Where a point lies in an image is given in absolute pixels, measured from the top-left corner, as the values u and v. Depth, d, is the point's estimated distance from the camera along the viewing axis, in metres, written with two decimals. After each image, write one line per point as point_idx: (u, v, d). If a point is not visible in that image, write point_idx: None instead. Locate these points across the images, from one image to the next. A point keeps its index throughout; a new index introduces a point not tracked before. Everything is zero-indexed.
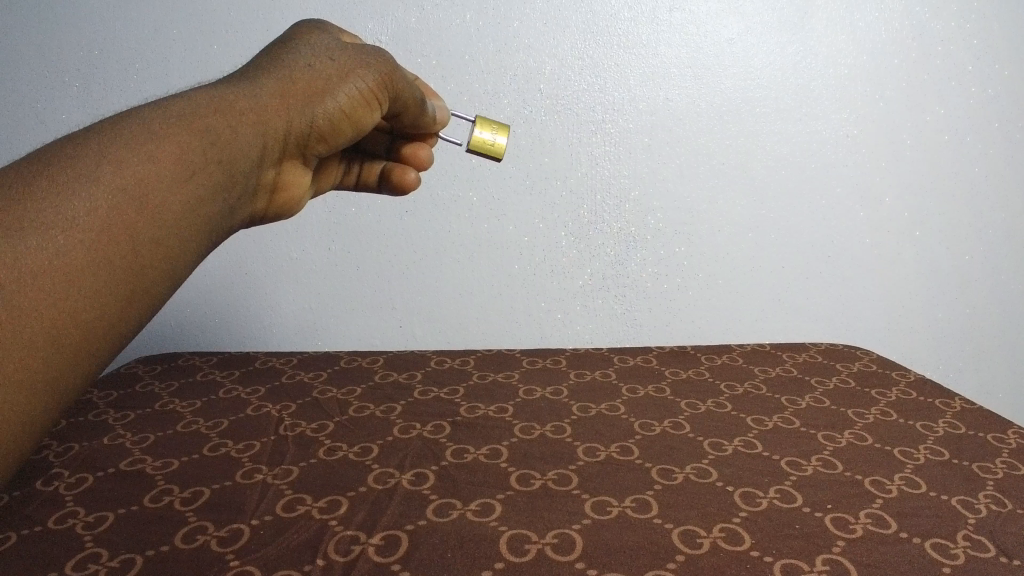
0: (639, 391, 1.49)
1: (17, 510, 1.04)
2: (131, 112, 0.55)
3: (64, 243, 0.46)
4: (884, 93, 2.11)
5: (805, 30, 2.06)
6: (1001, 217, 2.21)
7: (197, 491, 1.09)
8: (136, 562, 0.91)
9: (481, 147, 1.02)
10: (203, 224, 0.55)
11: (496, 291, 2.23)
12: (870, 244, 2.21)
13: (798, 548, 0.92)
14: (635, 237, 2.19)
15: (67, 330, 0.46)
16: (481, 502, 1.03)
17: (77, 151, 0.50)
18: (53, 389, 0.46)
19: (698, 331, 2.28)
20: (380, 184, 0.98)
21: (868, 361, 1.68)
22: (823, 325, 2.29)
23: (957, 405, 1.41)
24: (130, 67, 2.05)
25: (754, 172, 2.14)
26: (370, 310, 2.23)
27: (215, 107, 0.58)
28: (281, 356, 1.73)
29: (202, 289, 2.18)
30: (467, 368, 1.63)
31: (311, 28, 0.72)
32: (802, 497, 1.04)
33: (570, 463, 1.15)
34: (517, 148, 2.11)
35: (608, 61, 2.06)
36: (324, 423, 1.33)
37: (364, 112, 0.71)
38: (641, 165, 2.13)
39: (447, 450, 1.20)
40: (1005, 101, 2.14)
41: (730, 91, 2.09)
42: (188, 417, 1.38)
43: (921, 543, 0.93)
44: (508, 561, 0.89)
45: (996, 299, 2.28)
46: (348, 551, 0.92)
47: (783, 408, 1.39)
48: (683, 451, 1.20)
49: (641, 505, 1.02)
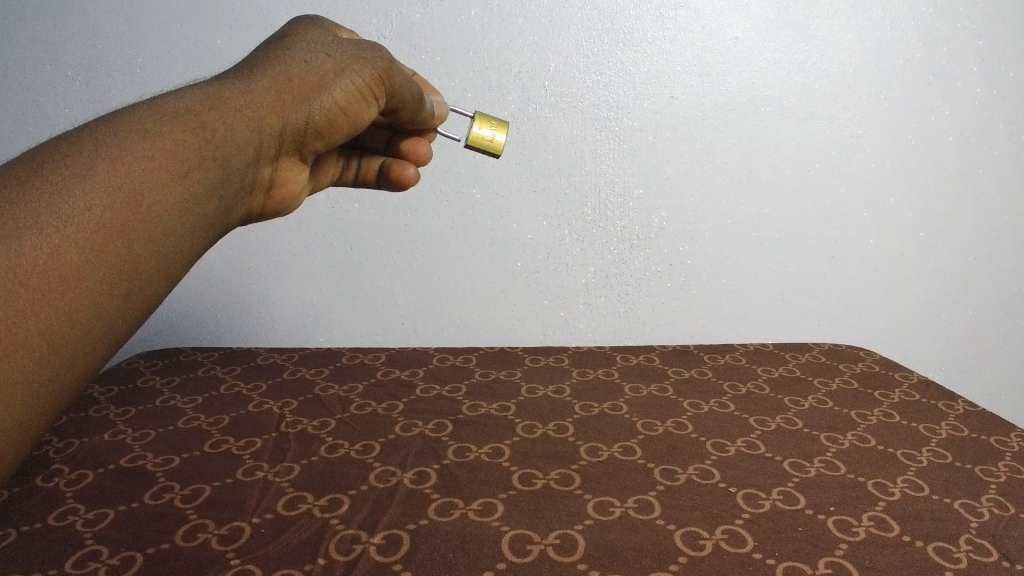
0: (642, 390, 1.48)
1: (16, 507, 1.04)
2: (127, 109, 0.54)
3: (58, 242, 0.46)
4: (889, 93, 2.10)
5: (812, 29, 2.05)
6: (1005, 217, 2.20)
7: (197, 489, 1.08)
8: (136, 560, 0.90)
9: (480, 144, 1.01)
10: (201, 221, 0.54)
11: (498, 287, 2.22)
12: (873, 243, 2.20)
13: (800, 551, 0.91)
14: (637, 236, 2.18)
15: (64, 332, 0.46)
16: (483, 501, 1.03)
17: (70, 150, 0.49)
18: (52, 392, 0.45)
19: (699, 330, 2.28)
20: (380, 181, 0.97)
21: (871, 361, 1.68)
22: (825, 326, 2.28)
23: (960, 407, 1.41)
24: (133, 60, 2.04)
25: (759, 171, 2.13)
26: (371, 305, 2.22)
27: (210, 104, 0.57)
28: (282, 352, 1.73)
29: (203, 283, 2.17)
30: (469, 366, 1.63)
31: (307, 24, 0.72)
32: (805, 499, 1.04)
33: (572, 463, 1.15)
34: (520, 144, 2.10)
35: (612, 59, 2.05)
36: (325, 421, 1.33)
37: (362, 108, 0.71)
38: (646, 163, 2.12)
39: (448, 449, 1.20)
40: (1011, 101, 2.13)
41: (735, 90, 2.08)
42: (188, 413, 1.38)
43: (923, 547, 0.92)
44: (510, 561, 0.89)
45: (999, 300, 2.27)
46: (349, 550, 0.91)
47: (785, 409, 1.38)
48: (686, 451, 1.19)
49: (644, 506, 1.01)
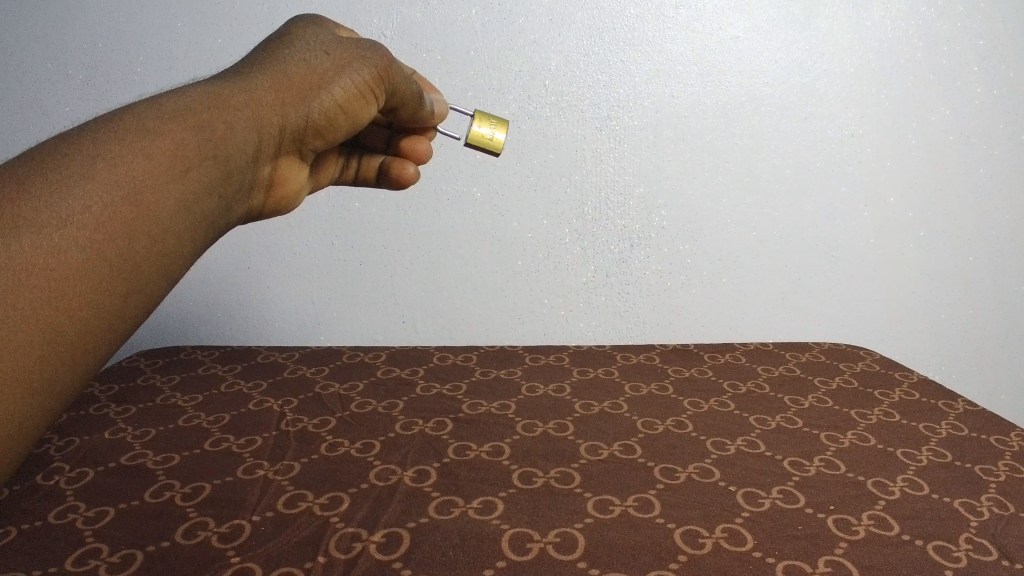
0: (642, 389, 1.48)
1: (16, 504, 1.04)
2: (127, 108, 0.54)
3: (58, 240, 0.46)
4: (889, 92, 2.10)
5: (813, 28, 2.05)
6: (1006, 217, 2.20)
7: (197, 487, 1.08)
8: (136, 558, 0.90)
9: (480, 143, 1.01)
10: (201, 219, 0.54)
11: (498, 286, 2.22)
12: (873, 243, 2.21)
13: (800, 550, 0.91)
14: (638, 235, 2.18)
15: (65, 330, 0.46)
16: (483, 500, 1.03)
17: (69, 149, 0.49)
18: (52, 390, 0.45)
19: (699, 330, 2.28)
20: (380, 179, 0.97)
21: (871, 361, 1.68)
22: (825, 326, 2.29)
23: (960, 407, 1.41)
24: (134, 59, 2.04)
25: (759, 171, 2.14)
26: (371, 304, 2.23)
27: (209, 102, 0.57)
28: (282, 350, 1.73)
29: (203, 282, 2.17)
30: (469, 364, 1.63)
31: (306, 22, 0.72)
32: (804, 498, 1.04)
33: (572, 462, 1.15)
34: (521, 143, 2.10)
35: (613, 58, 2.05)
36: (325, 419, 1.33)
37: (361, 106, 0.71)
38: (646, 162, 2.12)
39: (448, 447, 1.20)
40: (1011, 101, 2.13)
41: (735, 89, 2.08)
42: (188, 412, 1.38)
43: (923, 545, 0.93)
44: (510, 560, 0.89)
45: (999, 299, 2.27)
46: (349, 548, 0.92)
47: (785, 408, 1.38)
48: (685, 450, 1.20)
49: (644, 505, 1.01)
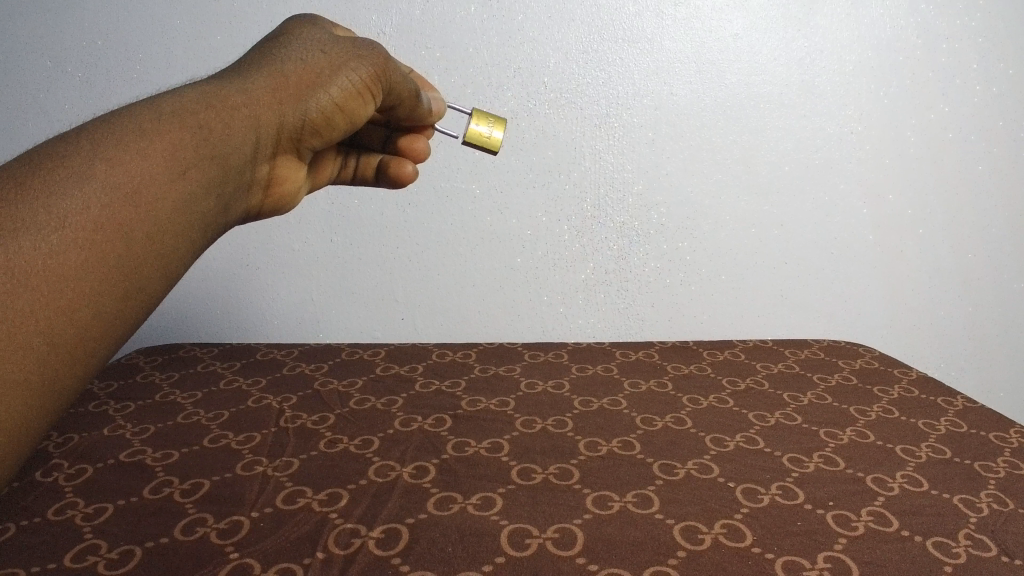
0: (640, 385, 1.49)
1: (16, 501, 1.04)
2: (123, 109, 0.53)
3: (58, 242, 0.46)
4: (888, 89, 2.10)
5: (812, 25, 2.05)
6: (1005, 214, 2.20)
7: (197, 483, 1.08)
8: (136, 554, 0.90)
9: (478, 140, 1.01)
10: (200, 219, 0.54)
11: (497, 283, 2.22)
12: (872, 240, 2.20)
13: (799, 546, 0.91)
14: (637, 232, 2.18)
15: (64, 333, 0.45)
16: (482, 495, 1.03)
17: (67, 150, 0.49)
18: (53, 391, 0.45)
19: (699, 326, 2.28)
20: (378, 177, 0.97)
21: (870, 358, 1.68)
22: (824, 323, 2.28)
23: (959, 403, 1.40)
24: (134, 57, 2.04)
25: (758, 169, 2.14)
26: (370, 302, 2.23)
27: (207, 103, 0.56)
28: (281, 347, 1.73)
29: (203, 280, 2.17)
30: (468, 361, 1.62)
31: (304, 22, 0.71)
32: (803, 494, 1.04)
33: (571, 458, 1.15)
34: (519, 140, 2.10)
35: (612, 55, 2.05)
36: (324, 416, 1.33)
37: (357, 105, 0.71)
38: (645, 159, 2.12)
39: (447, 443, 1.20)
40: (1010, 99, 2.13)
41: (735, 86, 2.08)
42: (188, 408, 1.38)
43: (922, 541, 0.93)
44: (509, 555, 0.89)
45: (999, 296, 2.27)
46: (348, 544, 0.92)
47: (784, 404, 1.39)
48: (685, 446, 1.20)
49: (642, 501, 1.01)
